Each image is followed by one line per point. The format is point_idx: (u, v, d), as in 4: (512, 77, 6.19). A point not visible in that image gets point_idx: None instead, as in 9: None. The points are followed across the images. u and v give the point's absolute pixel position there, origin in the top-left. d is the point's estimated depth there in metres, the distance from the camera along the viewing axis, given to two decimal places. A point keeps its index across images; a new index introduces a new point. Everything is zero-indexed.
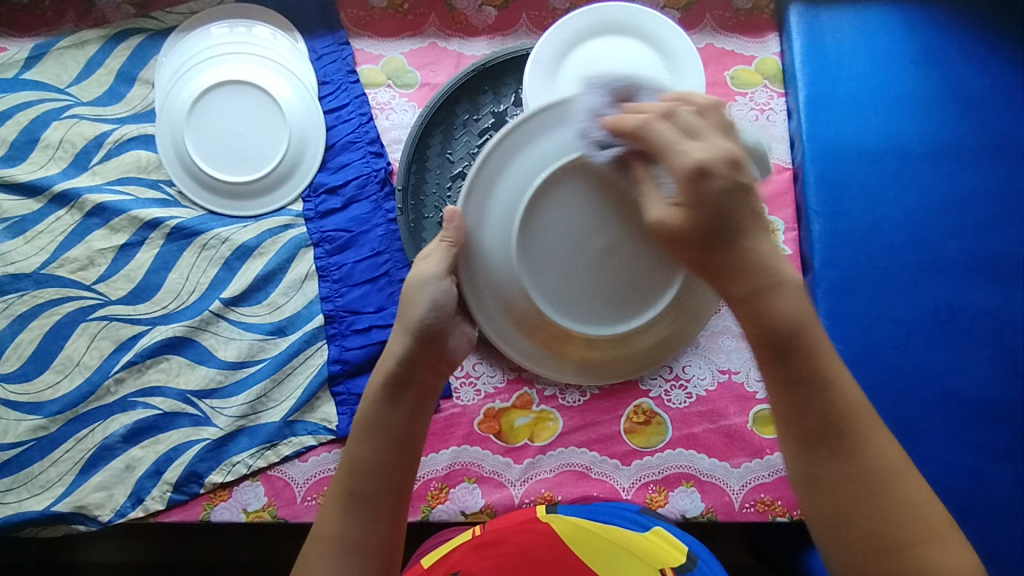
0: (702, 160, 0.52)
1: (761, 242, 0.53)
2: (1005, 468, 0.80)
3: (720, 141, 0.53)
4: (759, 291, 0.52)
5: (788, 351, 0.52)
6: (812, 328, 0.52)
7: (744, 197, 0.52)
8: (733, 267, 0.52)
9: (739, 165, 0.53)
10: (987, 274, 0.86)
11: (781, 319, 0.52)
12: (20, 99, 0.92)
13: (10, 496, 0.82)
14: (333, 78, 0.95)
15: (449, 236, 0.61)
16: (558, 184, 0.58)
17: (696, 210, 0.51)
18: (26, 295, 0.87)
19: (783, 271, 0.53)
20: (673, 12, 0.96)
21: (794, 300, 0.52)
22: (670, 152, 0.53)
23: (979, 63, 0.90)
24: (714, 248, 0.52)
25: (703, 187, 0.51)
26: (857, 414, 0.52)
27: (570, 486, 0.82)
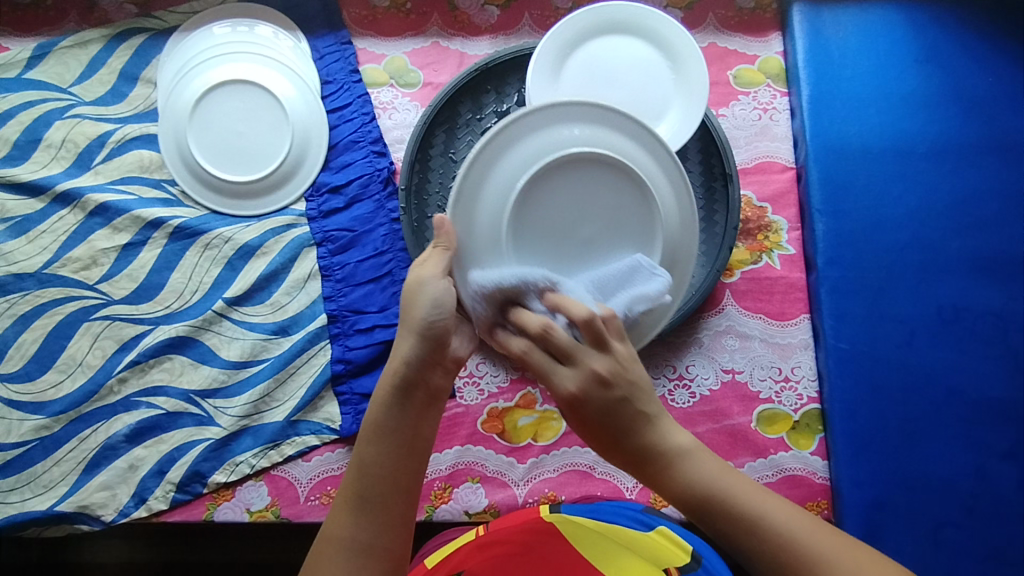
0: (576, 382, 0.53)
1: (642, 424, 0.55)
2: (1009, 468, 0.80)
3: (593, 361, 0.53)
4: (660, 462, 0.55)
5: (700, 517, 0.55)
6: (714, 485, 0.54)
7: (637, 400, 0.55)
8: (638, 454, 0.55)
9: (610, 383, 0.54)
10: (991, 273, 0.86)
11: (685, 491, 0.55)
12: (23, 99, 0.92)
13: (13, 496, 0.82)
14: (335, 77, 0.95)
15: (442, 244, 0.58)
16: (540, 187, 0.61)
17: (582, 419, 0.55)
18: (29, 294, 0.87)
19: (662, 438, 0.55)
20: (676, 11, 0.96)
21: (691, 466, 0.55)
22: (551, 379, 0.54)
23: (982, 62, 0.90)
24: (632, 447, 0.55)
25: (583, 408, 0.54)
26: (791, 541, 0.51)
27: (574, 486, 0.82)
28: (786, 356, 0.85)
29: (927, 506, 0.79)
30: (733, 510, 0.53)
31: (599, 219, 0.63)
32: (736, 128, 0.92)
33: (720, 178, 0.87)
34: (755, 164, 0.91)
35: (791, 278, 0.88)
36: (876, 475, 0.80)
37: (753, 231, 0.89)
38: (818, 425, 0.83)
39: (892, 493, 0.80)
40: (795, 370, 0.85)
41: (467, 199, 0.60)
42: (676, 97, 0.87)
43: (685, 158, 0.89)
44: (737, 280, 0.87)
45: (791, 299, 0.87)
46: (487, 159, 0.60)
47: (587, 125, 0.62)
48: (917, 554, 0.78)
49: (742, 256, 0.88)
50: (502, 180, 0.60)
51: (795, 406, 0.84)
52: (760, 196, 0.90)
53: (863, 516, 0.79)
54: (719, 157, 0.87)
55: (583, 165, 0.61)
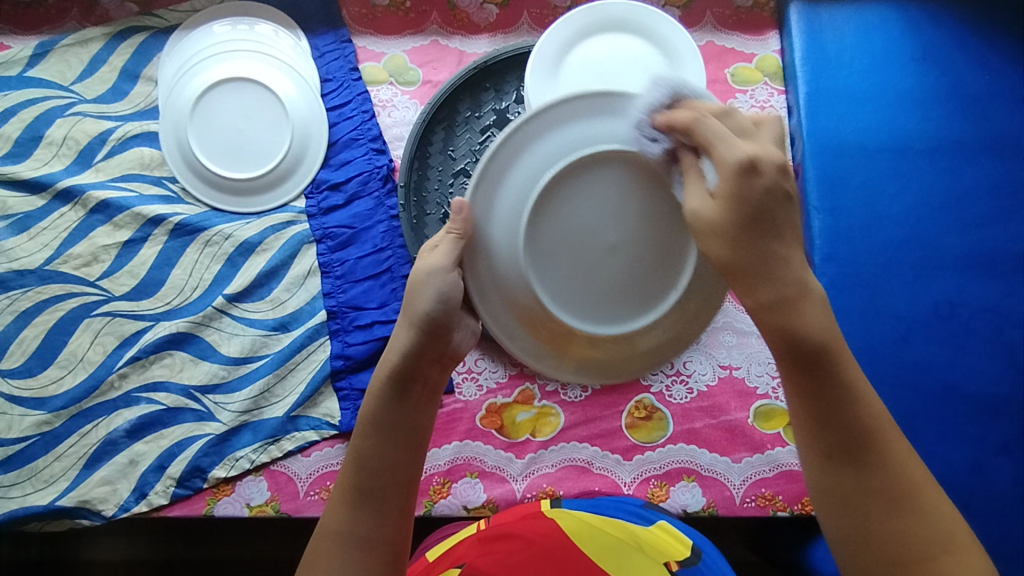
0: (747, 151, 0.48)
1: (795, 245, 0.49)
2: (1004, 463, 0.81)
3: (771, 142, 0.50)
4: (787, 301, 0.47)
5: (814, 365, 0.47)
6: (838, 344, 0.48)
7: (790, 202, 0.49)
8: (747, 257, 0.48)
9: (791, 172, 0.50)
10: (987, 269, 0.86)
11: (810, 334, 0.47)
12: (25, 96, 0.92)
13: (14, 490, 0.82)
14: (335, 76, 0.95)
15: (456, 227, 0.56)
16: (572, 182, 0.55)
17: (733, 207, 0.48)
18: (31, 290, 0.88)
19: (808, 283, 0.48)
20: (673, 10, 0.97)
21: (823, 318, 0.48)
22: (717, 145, 0.49)
23: (977, 60, 0.91)
24: (754, 231, 0.48)
25: (751, 181, 0.47)
26: (884, 436, 0.48)
27: (572, 481, 0.82)
28: None
29: None
30: (843, 381, 0.48)
31: (631, 220, 0.55)
32: None
33: None
34: None
35: None
36: None
37: None
38: None
39: None
40: None
41: (489, 184, 0.56)
42: None
43: None
44: None
45: None
46: (513, 146, 0.56)
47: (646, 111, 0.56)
48: None
49: None
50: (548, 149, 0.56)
51: None
52: None
53: None
54: None
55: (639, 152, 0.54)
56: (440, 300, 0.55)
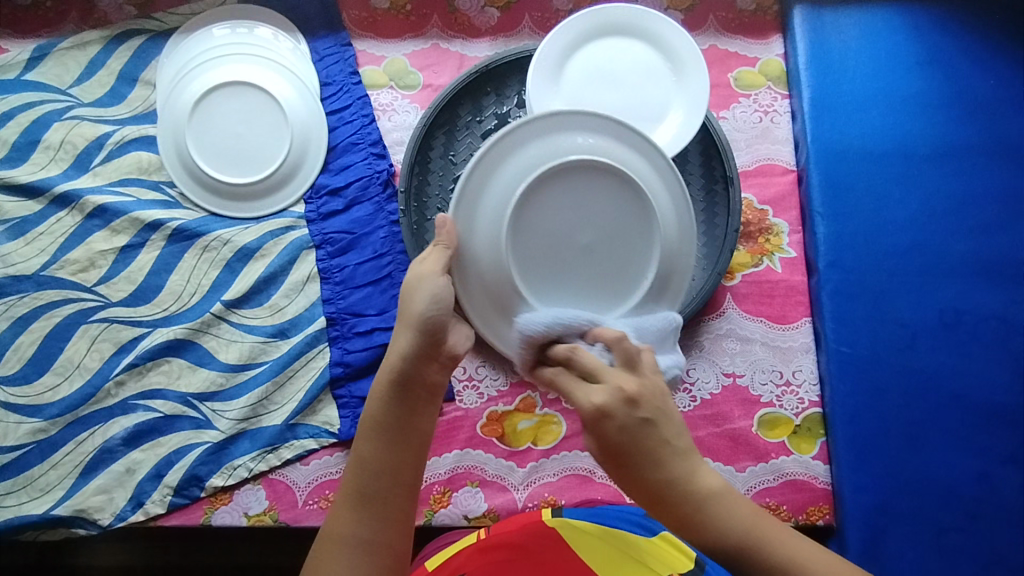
0: (593, 402, 0.51)
1: (673, 460, 0.51)
2: (1011, 472, 0.80)
3: (619, 377, 0.52)
4: (683, 518, 0.52)
5: (743, 559, 0.51)
6: (755, 531, 0.52)
7: (654, 426, 0.51)
8: (647, 491, 0.52)
9: (635, 402, 0.51)
10: (993, 276, 0.85)
11: (723, 539, 0.52)
12: (22, 100, 0.92)
13: (9, 499, 0.81)
14: (335, 79, 0.94)
15: (444, 240, 0.62)
16: (541, 195, 0.63)
17: (607, 453, 0.52)
18: (27, 297, 0.87)
19: (698, 483, 0.52)
20: (676, 14, 0.96)
21: (733, 515, 0.52)
22: (573, 398, 0.52)
23: (983, 64, 0.90)
24: (630, 479, 0.52)
25: (604, 428, 0.50)
26: None
27: (574, 490, 0.82)
28: (787, 360, 0.85)
29: (929, 510, 0.79)
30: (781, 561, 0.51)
31: (599, 226, 0.65)
32: (737, 130, 0.92)
33: (721, 181, 0.87)
34: (756, 167, 0.91)
35: (792, 281, 0.87)
36: (879, 480, 0.80)
37: (753, 234, 0.89)
38: (819, 429, 0.83)
39: (894, 497, 0.79)
40: (796, 374, 0.85)
41: (468, 203, 0.64)
42: (677, 100, 0.87)
43: (686, 160, 0.89)
44: (737, 284, 0.87)
45: (792, 302, 0.87)
46: (479, 177, 0.64)
47: (588, 133, 0.65)
48: (919, 560, 0.77)
49: (743, 259, 0.88)
50: (506, 181, 0.64)
51: (796, 410, 0.84)
52: (761, 198, 0.90)
53: (864, 520, 0.78)
54: (720, 160, 0.87)
55: (580, 174, 0.64)
56: (435, 301, 0.56)
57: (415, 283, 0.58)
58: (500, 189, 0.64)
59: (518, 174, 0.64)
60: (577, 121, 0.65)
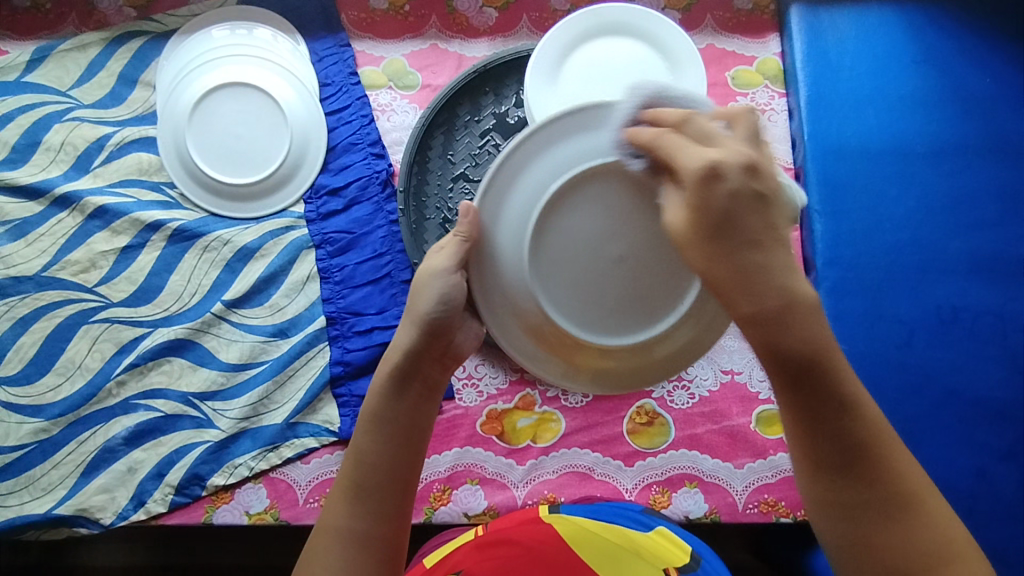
0: (699, 161, 0.44)
1: (776, 247, 0.44)
2: (1008, 467, 0.80)
3: (740, 146, 0.45)
4: (773, 317, 0.43)
5: (800, 379, 0.45)
6: (834, 354, 0.45)
7: (762, 205, 0.44)
8: (733, 270, 0.43)
9: (758, 172, 0.44)
10: (990, 273, 0.86)
11: (794, 352, 0.44)
12: (22, 102, 0.92)
13: (11, 499, 0.82)
14: (334, 80, 0.95)
15: (462, 231, 0.55)
16: (582, 188, 0.53)
17: (700, 224, 0.44)
18: (28, 297, 0.87)
19: (797, 293, 0.44)
20: (674, 13, 0.96)
21: (815, 330, 0.44)
22: (680, 159, 0.45)
23: (979, 62, 0.90)
24: (722, 238, 0.43)
25: (711, 187, 0.43)
26: (878, 440, 0.47)
27: (573, 487, 0.82)
28: None
29: None
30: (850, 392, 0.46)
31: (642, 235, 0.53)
32: None
33: None
34: None
35: None
36: None
37: None
38: None
39: None
40: None
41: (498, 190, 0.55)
42: None
43: None
44: None
45: None
46: (518, 160, 0.55)
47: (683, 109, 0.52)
48: None
49: None
50: (546, 170, 0.54)
51: None
52: None
53: None
54: None
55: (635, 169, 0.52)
56: (442, 301, 0.55)
57: (426, 277, 0.55)
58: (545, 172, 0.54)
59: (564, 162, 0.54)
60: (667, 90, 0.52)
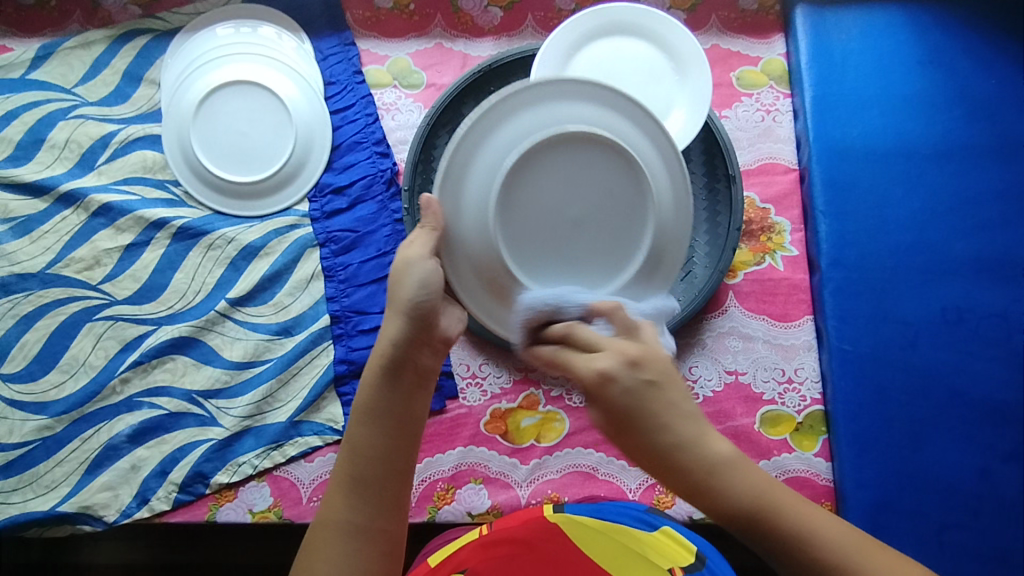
0: (591, 371, 0.50)
1: (679, 422, 0.50)
2: (1012, 469, 0.80)
3: (621, 344, 0.50)
4: (697, 484, 0.50)
5: (751, 529, 0.50)
6: (768, 494, 0.50)
7: (656, 389, 0.50)
8: (656, 456, 0.50)
9: (639, 365, 0.50)
10: (994, 274, 0.86)
11: (737, 506, 0.50)
12: (27, 99, 0.92)
13: (15, 496, 0.82)
14: (339, 79, 0.95)
15: (426, 223, 0.55)
16: (538, 159, 0.55)
17: (609, 418, 0.50)
18: (32, 295, 0.87)
19: (708, 451, 0.50)
20: (679, 13, 0.96)
21: (744, 484, 0.50)
22: (576, 367, 0.51)
23: (984, 63, 0.90)
24: (633, 434, 0.50)
25: (607, 394, 0.49)
26: (847, 559, 0.49)
27: (577, 487, 0.82)
28: (789, 357, 0.85)
29: (930, 507, 0.79)
30: (795, 530, 0.50)
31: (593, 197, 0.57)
32: (738, 129, 0.92)
33: (723, 179, 0.87)
34: (757, 166, 0.91)
35: (794, 279, 0.88)
36: (880, 476, 0.80)
37: (756, 233, 0.89)
38: (821, 427, 0.83)
39: (895, 493, 0.80)
40: (798, 371, 0.85)
41: (455, 175, 0.56)
42: (680, 98, 0.88)
43: (688, 158, 0.89)
44: (740, 282, 0.87)
45: (794, 300, 0.87)
46: (470, 144, 0.56)
47: (597, 105, 0.57)
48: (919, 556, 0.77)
49: (745, 258, 0.88)
50: (491, 157, 0.55)
51: (798, 408, 0.84)
52: (763, 197, 0.90)
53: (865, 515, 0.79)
54: (723, 158, 0.87)
55: (577, 146, 0.56)
56: (424, 288, 0.53)
57: (404, 266, 0.55)
58: (491, 164, 0.55)
59: (499, 153, 0.55)
60: (566, 88, 0.56)
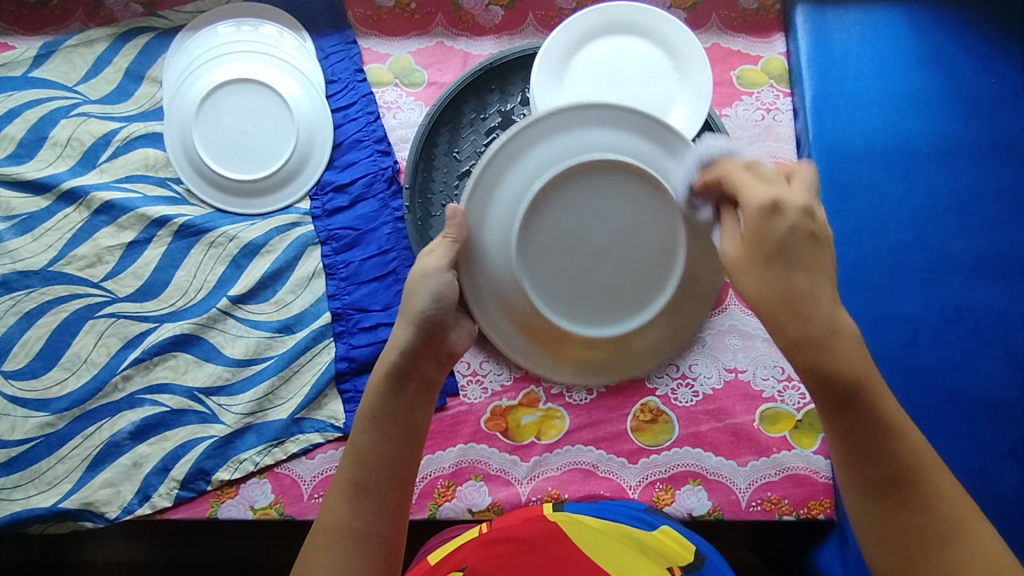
0: (765, 198, 0.50)
1: (825, 280, 0.49)
2: (1011, 467, 0.80)
3: (799, 191, 0.51)
4: (816, 342, 0.47)
5: (846, 403, 0.48)
6: (876, 383, 0.49)
7: (817, 245, 0.49)
8: (780, 294, 0.48)
9: (813, 214, 0.50)
10: (993, 272, 0.86)
11: (841, 375, 0.47)
12: (29, 97, 0.92)
13: (17, 492, 0.82)
14: (340, 77, 0.95)
15: (450, 233, 0.60)
16: (564, 187, 0.60)
17: (757, 250, 0.49)
18: (34, 292, 0.87)
19: (839, 321, 0.48)
20: (679, 12, 0.96)
21: (856, 358, 0.48)
22: (742, 198, 0.51)
23: (984, 62, 0.91)
24: (776, 263, 0.49)
25: (772, 222, 0.49)
26: (919, 460, 0.49)
27: (577, 484, 0.82)
28: None
29: None
30: (887, 416, 0.49)
31: (616, 231, 0.61)
32: (739, 128, 0.93)
33: None
34: None
35: None
36: None
37: None
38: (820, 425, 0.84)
39: None
40: None
41: (486, 187, 0.61)
42: (681, 97, 0.88)
43: None
44: None
45: None
46: (497, 169, 0.61)
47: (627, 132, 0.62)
48: None
49: None
50: (517, 181, 0.61)
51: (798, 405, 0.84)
52: None
53: None
54: None
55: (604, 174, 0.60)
56: (436, 300, 0.57)
57: (419, 276, 0.58)
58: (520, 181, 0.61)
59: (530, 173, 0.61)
60: (606, 114, 0.61)
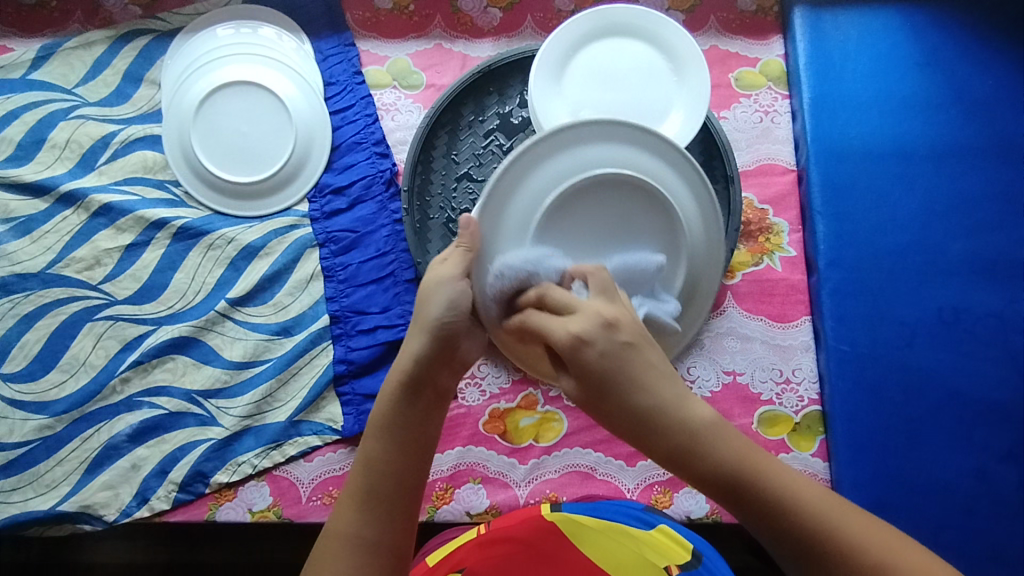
0: (564, 335, 0.49)
1: (657, 382, 0.48)
2: (1009, 469, 0.80)
3: (598, 304, 0.51)
4: (682, 450, 0.47)
5: (734, 494, 0.46)
6: (754, 461, 0.47)
7: (633, 352, 0.49)
8: (627, 421, 0.48)
9: (615, 326, 0.50)
10: (991, 275, 0.86)
11: (712, 473, 0.47)
12: (28, 99, 0.92)
13: (15, 495, 0.82)
14: (339, 79, 0.95)
15: (464, 243, 0.59)
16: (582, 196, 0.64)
17: (587, 391, 0.49)
18: (32, 294, 0.87)
19: (690, 415, 0.48)
20: (677, 14, 0.96)
21: (721, 451, 0.47)
22: (548, 334, 0.51)
23: (982, 65, 0.91)
24: (606, 399, 0.48)
25: (582, 357, 0.48)
26: (826, 520, 0.45)
27: (575, 487, 0.82)
28: (786, 358, 0.86)
29: (927, 507, 0.79)
30: (776, 488, 0.46)
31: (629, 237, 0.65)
32: (737, 130, 0.93)
33: (721, 179, 0.88)
34: (756, 167, 0.92)
35: (791, 280, 0.88)
36: (876, 476, 0.80)
37: (754, 233, 0.89)
38: (818, 427, 0.84)
39: (892, 492, 0.80)
40: (795, 372, 0.86)
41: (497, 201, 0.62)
42: (679, 99, 0.88)
43: None
44: (737, 282, 0.88)
45: (791, 301, 0.88)
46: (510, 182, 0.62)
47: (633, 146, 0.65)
48: None
49: (743, 259, 0.89)
50: (534, 190, 0.63)
51: (796, 408, 0.84)
52: (761, 198, 0.91)
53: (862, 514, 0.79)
54: (721, 159, 0.88)
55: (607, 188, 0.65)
56: (452, 308, 0.56)
57: (434, 285, 0.57)
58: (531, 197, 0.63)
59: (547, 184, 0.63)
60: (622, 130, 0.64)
